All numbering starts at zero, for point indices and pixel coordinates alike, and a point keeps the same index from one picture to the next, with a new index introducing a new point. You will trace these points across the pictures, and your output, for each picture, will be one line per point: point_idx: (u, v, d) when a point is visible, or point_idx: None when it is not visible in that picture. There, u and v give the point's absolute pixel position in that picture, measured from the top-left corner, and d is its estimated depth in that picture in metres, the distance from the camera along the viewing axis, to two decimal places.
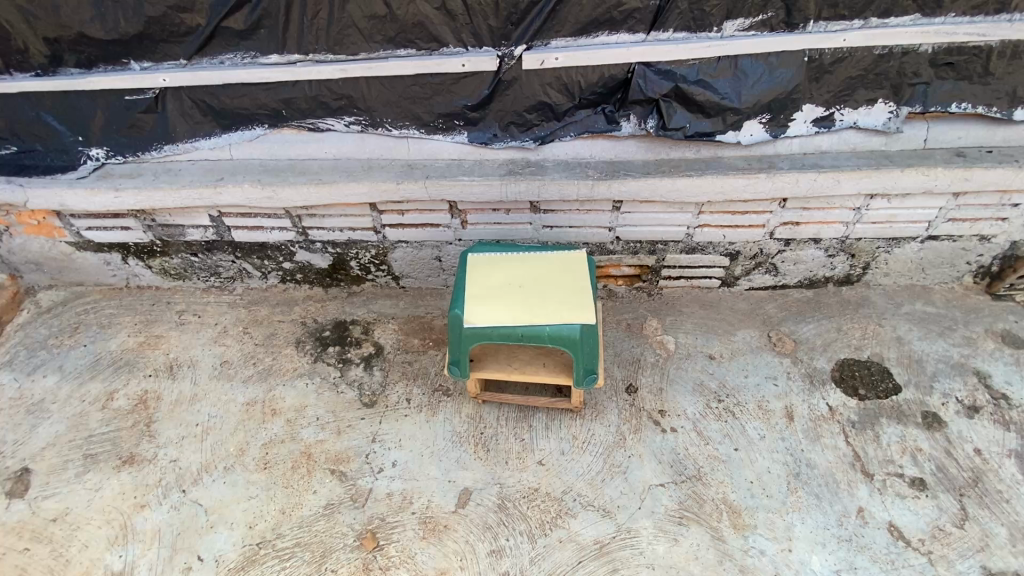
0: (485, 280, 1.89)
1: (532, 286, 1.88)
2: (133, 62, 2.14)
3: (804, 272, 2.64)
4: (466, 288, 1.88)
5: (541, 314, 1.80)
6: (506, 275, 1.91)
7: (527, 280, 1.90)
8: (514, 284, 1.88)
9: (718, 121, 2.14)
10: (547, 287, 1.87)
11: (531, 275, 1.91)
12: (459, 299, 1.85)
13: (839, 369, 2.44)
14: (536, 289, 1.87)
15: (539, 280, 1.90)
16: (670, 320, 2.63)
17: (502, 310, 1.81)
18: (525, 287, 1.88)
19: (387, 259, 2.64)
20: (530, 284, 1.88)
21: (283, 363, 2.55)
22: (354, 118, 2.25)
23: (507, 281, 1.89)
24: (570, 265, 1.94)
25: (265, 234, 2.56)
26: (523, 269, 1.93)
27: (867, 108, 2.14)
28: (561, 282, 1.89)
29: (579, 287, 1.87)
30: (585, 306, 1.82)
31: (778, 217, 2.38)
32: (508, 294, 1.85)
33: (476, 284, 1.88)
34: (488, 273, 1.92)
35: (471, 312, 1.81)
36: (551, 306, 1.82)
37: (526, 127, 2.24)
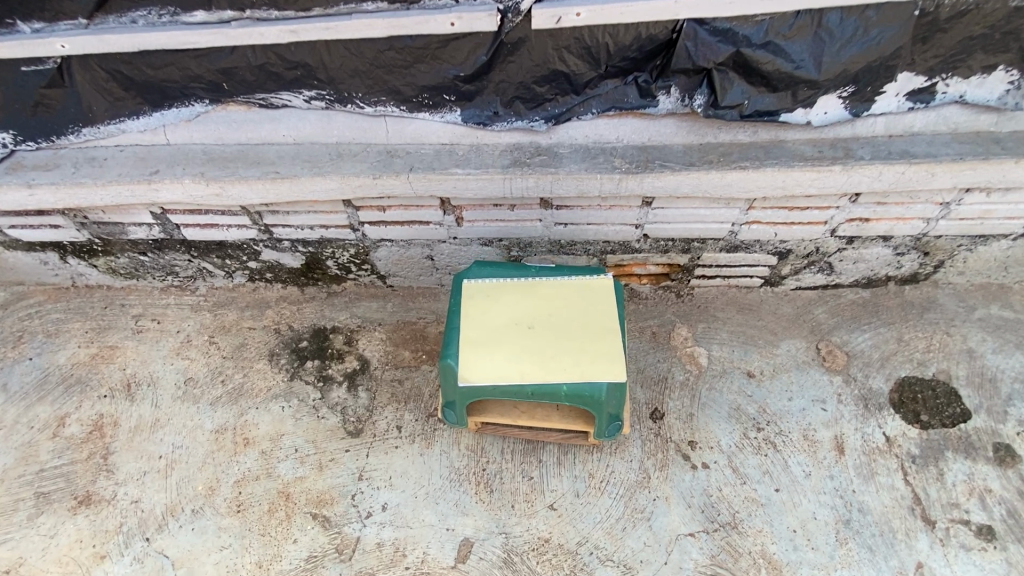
0: (481, 320, 1.50)
1: (543, 326, 1.49)
2: (21, 23, 1.64)
3: (863, 271, 2.23)
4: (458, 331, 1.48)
5: (557, 366, 1.43)
6: (509, 313, 1.52)
7: (537, 318, 1.51)
8: (522, 323, 1.50)
9: (786, 96, 1.64)
10: (563, 326, 1.49)
11: (541, 310, 1.52)
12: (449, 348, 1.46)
13: (898, 390, 2.10)
14: (549, 331, 1.48)
15: (553, 318, 1.50)
16: (702, 328, 2.25)
17: (507, 363, 1.43)
18: (535, 327, 1.49)
19: (369, 258, 2.22)
20: (540, 323, 1.50)
21: (255, 381, 2.23)
22: (315, 93, 1.75)
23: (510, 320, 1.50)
24: (595, 297, 1.53)
25: (221, 232, 2.13)
26: (530, 301, 1.53)
27: (981, 78, 1.64)
28: (582, 319, 1.50)
29: (605, 325, 1.48)
30: (614, 351, 1.44)
31: (844, 213, 1.93)
32: (512, 340, 1.47)
33: (470, 328, 1.49)
34: (484, 310, 1.52)
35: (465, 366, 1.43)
36: (569, 354, 1.44)
37: (535, 102, 1.73)
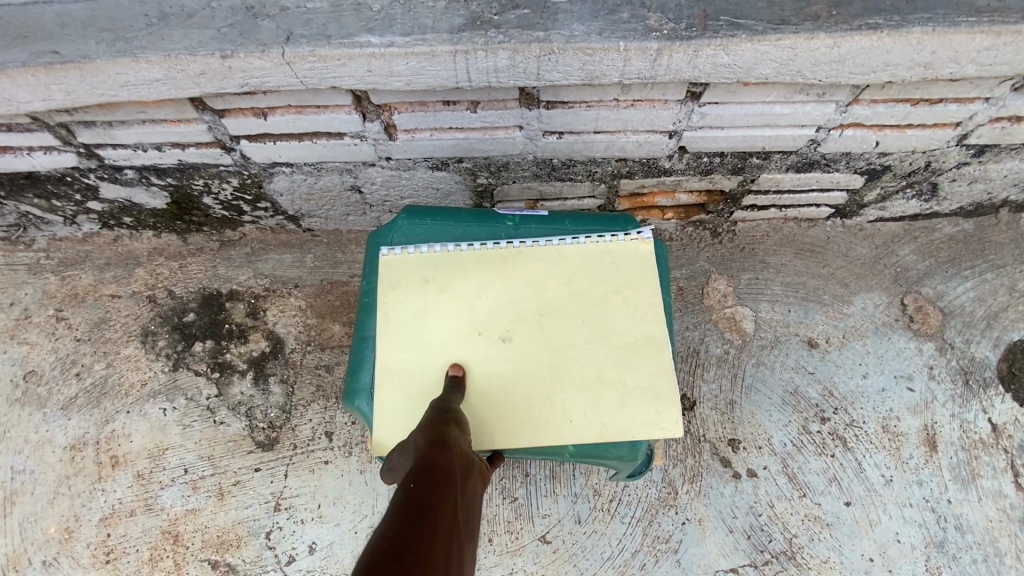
0: (435, 337, 1.08)
1: (528, 339, 1.08)
2: None
3: (974, 196, 1.59)
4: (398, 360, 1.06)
5: (559, 406, 1.04)
6: (475, 316, 1.09)
7: (518, 323, 1.09)
8: (495, 336, 1.08)
9: None
10: (559, 338, 1.08)
11: (524, 313, 1.09)
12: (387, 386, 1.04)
13: (1010, 360, 1.55)
14: (539, 345, 1.07)
15: (544, 324, 1.08)
16: (748, 280, 1.63)
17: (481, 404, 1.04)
18: (516, 342, 1.08)
19: (266, 192, 1.49)
20: (522, 335, 1.08)
21: (123, 375, 1.58)
22: None
23: (480, 332, 1.08)
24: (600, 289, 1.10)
25: (21, 160, 1.36)
26: (503, 298, 1.10)
27: None
28: (586, 326, 1.08)
29: (624, 334, 1.08)
30: (645, 378, 1.05)
31: (993, 109, 1.24)
32: (484, 364, 1.06)
33: (418, 346, 1.07)
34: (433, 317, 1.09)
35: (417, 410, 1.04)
36: (574, 385, 1.05)
37: None
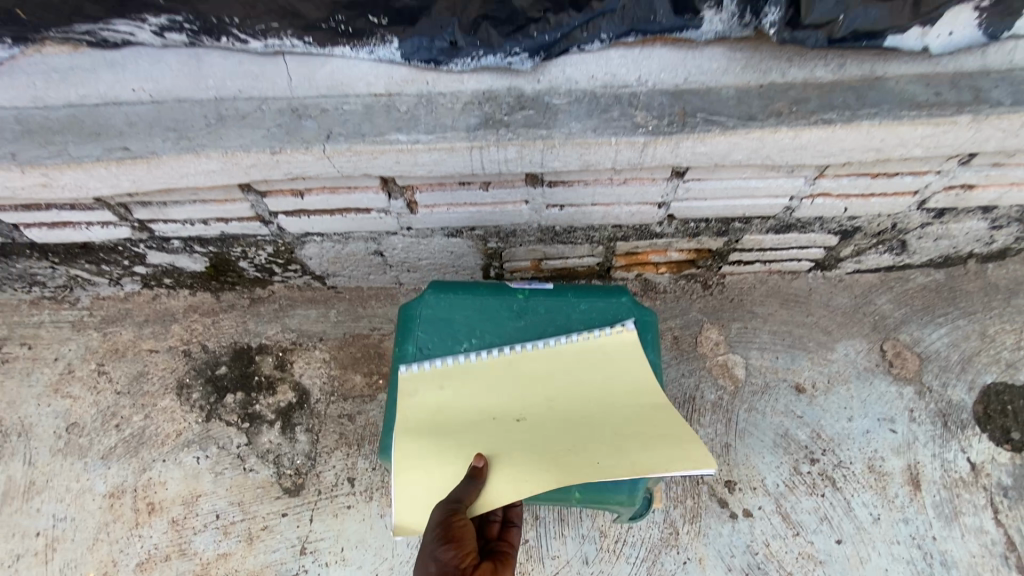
0: (453, 423, 1.18)
1: (539, 416, 1.18)
2: None
3: (941, 250, 1.74)
4: (418, 442, 1.14)
5: (579, 469, 1.08)
6: (490, 398, 1.20)
7: (528, 404, 1.19)
8: (510, 417, 1.18)
9: (903, 6, 1.04)
10: (568, 412, 1.18)
11: (533, 393, 1.20)
12: (408, 467, 1.13)
13: (985, 402, 1.67)
14: (550, 421, 1.17)
15: (552, 403, 1.19)
16: (737, 329, 1.76)
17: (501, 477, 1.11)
18: (528, 420, 1.17)
19: (296, 257, 1.64)
20: (533, 413, 1.18)
21: (159, 426, 1.70)
22: (165, 19, 1.09)
23: (494, 414, 1.18)
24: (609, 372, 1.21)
25: (80, 233, 1.52)
26: (515, 384, 1.21)
27: None
28: (593, 399, 1.19)
29: (632, 400, 1.18)
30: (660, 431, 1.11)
31: (945, 180, 1.40)
32: (503, 442, 1.14)
33: (438, 431, 1.16)
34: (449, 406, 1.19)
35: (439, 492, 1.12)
36: (590, 451, 1.11)
37: (514, 26, 1.08)
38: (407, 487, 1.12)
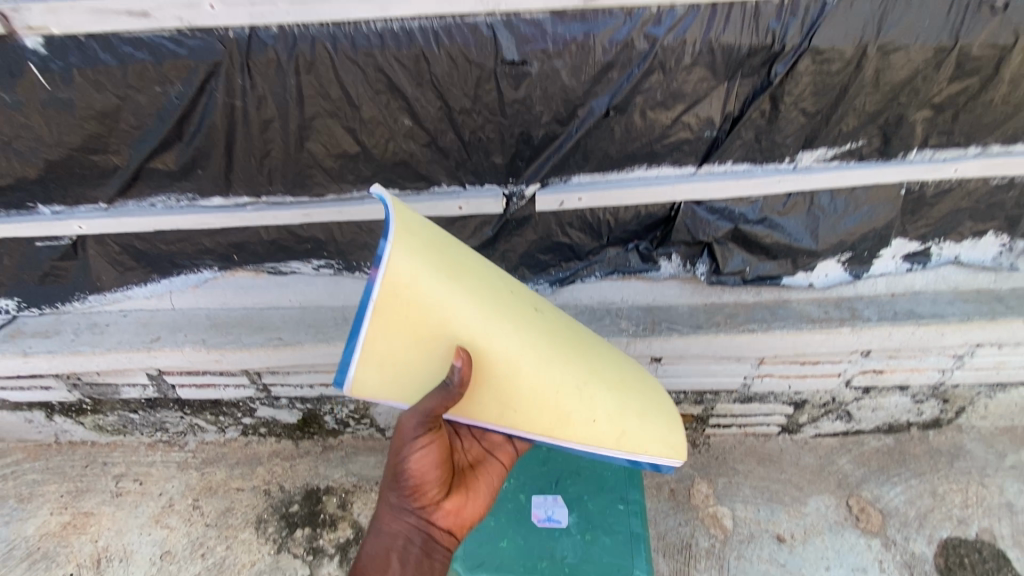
0: (459, 253, 1.02)
1: (555, 323, 1.14)
2: (44, 205, 1.64)
3: (882, 418, 2.15)
4: (424, 278, 0.93)
5: (596, 402, 1.07)
6: (508, 283, 1.11)
7: (553, 335, 1.09)
8: (531, 317, 1.08)
9: (786, 263, 1.67)
10: (580, 338, 1.18)
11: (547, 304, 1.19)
12: (412, 234, 0.94)
13: (944, 555, 1.92)
14: (570, 362, 1.08)
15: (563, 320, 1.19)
16: (723, 483, 2.11)
17: (501, 393, 1.04)
18: (546, 324, 1.10)
19: (370, 413, 2.13)
20: (552, 324, 1.13)
21: (237, 556, 2.03)
22: (324, 262, 1.77)
23: (514, 295, 1.09)
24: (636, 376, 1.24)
25: (217, 391, 2.07)
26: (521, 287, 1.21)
27: (973, 242, 1.69)
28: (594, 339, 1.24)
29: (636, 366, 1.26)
30: (663, 420, 1.16)
31: (857, 366, 1.90)
32: (530, 347, 1.03)
33: (453, 270, 0.97)
34: (471, 257, 1.07)
35: (411, 347, 0.97)
36: (604, 416, 1.07)
37: (540, 268, 1.73)
38: (401, 278, 0.91)
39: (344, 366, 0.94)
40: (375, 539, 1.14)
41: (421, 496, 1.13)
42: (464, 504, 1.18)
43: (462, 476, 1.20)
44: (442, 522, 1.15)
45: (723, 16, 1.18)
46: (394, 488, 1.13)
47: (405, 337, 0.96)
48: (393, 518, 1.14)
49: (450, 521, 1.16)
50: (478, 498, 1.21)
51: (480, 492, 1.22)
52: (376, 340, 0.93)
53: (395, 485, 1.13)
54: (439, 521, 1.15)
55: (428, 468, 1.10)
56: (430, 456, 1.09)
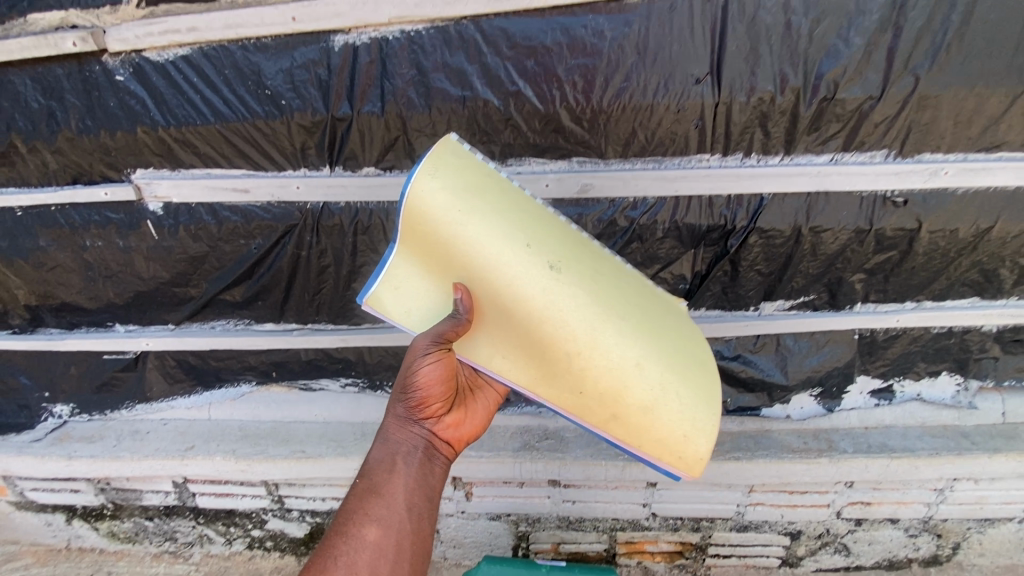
0: (492, 179, 1.11)
1: (574, 282, 1.09)
2: (119, 324, 1.89)
3: (881, 552, 2.17)
4: (430, 219, 1.07)
5: (601, 347, 1.08)
6: (532, 231, 1.09)
7: (551, 300, 1.07)
8: (538, 272, 1.08)
9: (763, 395, 1.88)
10: (602, 305, 1.09)
11: (581, 258, 1.12)
12: (444, 170, 1.07)
13: None
14: (561, 324, 1.08)
15: (597, 273, 1.11)
16: None
17: (488, 332, 1.15)
18: (554, 283, 1.08)
19: None
20: (569, 284, 1.08)
21: None
22: (351, 380, 2.01)
23: (529, 251, 1.08)
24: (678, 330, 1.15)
25: (235, 500, 2.19)
26: (567, 227, 1.15)
27: (930, 381, 1.89)
28: (632, 295, 1.14)
29: (671, 342, 1.12)
30: (645, 408, 1.08)
31: (844, 497, 2.00)
32: (545, 275, 1.08)
33: (478, 197, 1.08)
34: (498, 197, 1.09)
35: (419, 275, 1.16)
36: (573, 374, 1.10)
37: None
38: (423, 201, 1.06)
39: (367, 284, 1.17)
40: (382, 446, 1.27)
41: (425, 410, 1.27)
42: (460, 420, 1.35)
43: (460, 395, 1.36)
44: (441, 434, 1.31)
45: (685, 205, 1.51)
46: (400, 402, 1.27)
47: (418, 263, 1.15)
48: (398, 429, 1.28)
49: (449, 433, 1.33)
50: (474, 415, 1.37)
51: (474, 411, 1.38)
52: (403, 253, 1.15)
53: (402, 398, 1.27)
54: (439, 433, 1.31)
55: (433, 386, 1.22)
56: (437, 377, 1.21)
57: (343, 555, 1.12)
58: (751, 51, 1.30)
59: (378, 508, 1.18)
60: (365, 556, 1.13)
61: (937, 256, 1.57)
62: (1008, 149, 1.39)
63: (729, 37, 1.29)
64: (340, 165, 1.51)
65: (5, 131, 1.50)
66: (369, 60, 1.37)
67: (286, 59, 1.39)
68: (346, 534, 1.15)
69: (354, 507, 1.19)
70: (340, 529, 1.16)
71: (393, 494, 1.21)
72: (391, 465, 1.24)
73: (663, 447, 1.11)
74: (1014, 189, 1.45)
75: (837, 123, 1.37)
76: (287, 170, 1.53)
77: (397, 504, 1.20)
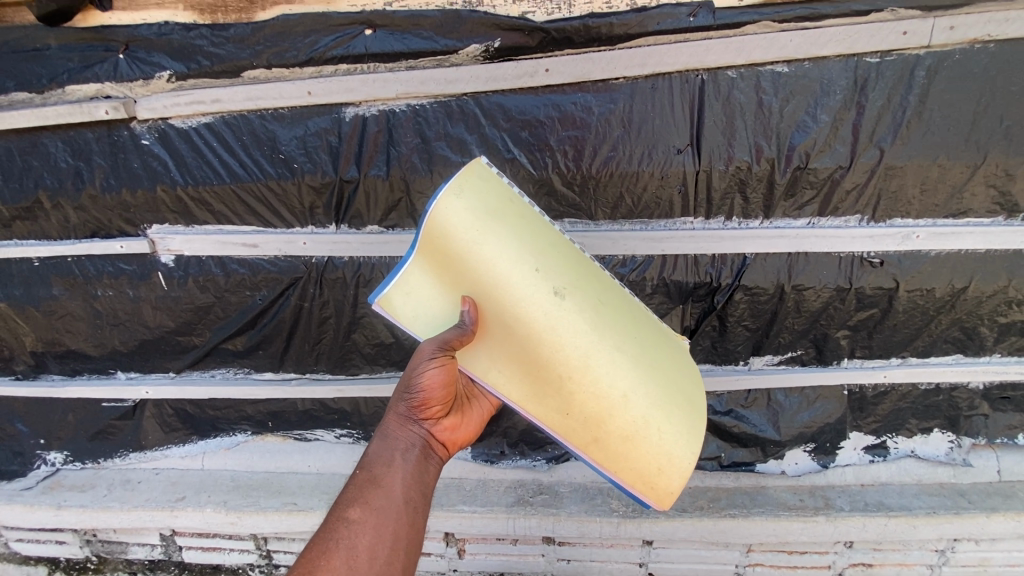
0: (511, 200, 1.10)
1: (577, 309, 1.09)
2: (120, 372, 1.93)
3: None
4: (445, 231, 1.05)
5: (593, 373, 1.09)
6: (542, 255, 1.09)
7: (552, 325, 1.07)
8: (542, 294, 1.07)
9: (757, 451, 1.89)
10: (600, 334, 1.10)
11: (586, 285, 1.12)
12: (467, 185, 1.05)
13: None
14: (558, 347, 1.08)
15: (599, 303, 1.12)
16: None
17: (488, 350, 1.13)
18: (557, 306, 1.08)
19: None
20: (572, 310, 1.08)
21: None
22: (346, 431, 2.02)
23: (537, 274, 1.07)
24: (668, 364, 1.17)
25: (222, 554, 2.14)
26: (577, 255, 1.15)
27: (923, 437, 1.89)
28: (630, 328, 1.14)
29: (661, 376, 1.14)
30: (626, 436, 1.10)
31: (844, 558, 1.96)
32: (550, 298, 1.07)
33: (495, 216, 1.06)
34: (514, 217, 1.08)
35: (427, 283, 1.11)
36: (565, 395, 1.10)
37: (538, 445, 1.97)
38: (441, 213, 1.04)
39: (379, 284, 1.11)
40: (382, 439, 1.18)
41: (426, 409, 1.20)
42: (459, 422, 1.28)
43: (459, 399, 1.30)
44: (441, 436, 1.24)
45: (671, 264, 1.58)
46: (401, 397, 1.19)
47: (428, 270, 1.11)
48: (398, 424, 1.19)
49: (447, 435, 1.25)
50: (472, 419, 1.31)
51: (472, 414, 1.32)
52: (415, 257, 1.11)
53: (404, 393, 1.18)
54: (438, 435, 1.23)
55: (438, 386, 1.15)
56: (444, 376, 1.13)
57: (343, 544, 1.01)
58: (727, 126, 1.41)
59: (379, 499, 1.09)
60: (367, 547, 1.03)
61: (917, 314, 1.62)
62: (974, 215, 1.48)
63: (706, 113, 1.41)
64: (345, 223, 1.60)
65: (32, 188, 1.60)
66: (377, 129, 1.49)
67: (300, 127, 1.51)
68: (344, 525, 1.04)
69: (352, 497, 1.08)
70: (336, 519, 1.05)
71: (395, 486, 1.12)
72: (392, 457, 1.15)
73: (640, 476, 1.12)
74: (982, 251, 1.53)
75: (812, 191, 1.46)
76: (295, 227, 1.62)
77: (400, 496, 1.11)
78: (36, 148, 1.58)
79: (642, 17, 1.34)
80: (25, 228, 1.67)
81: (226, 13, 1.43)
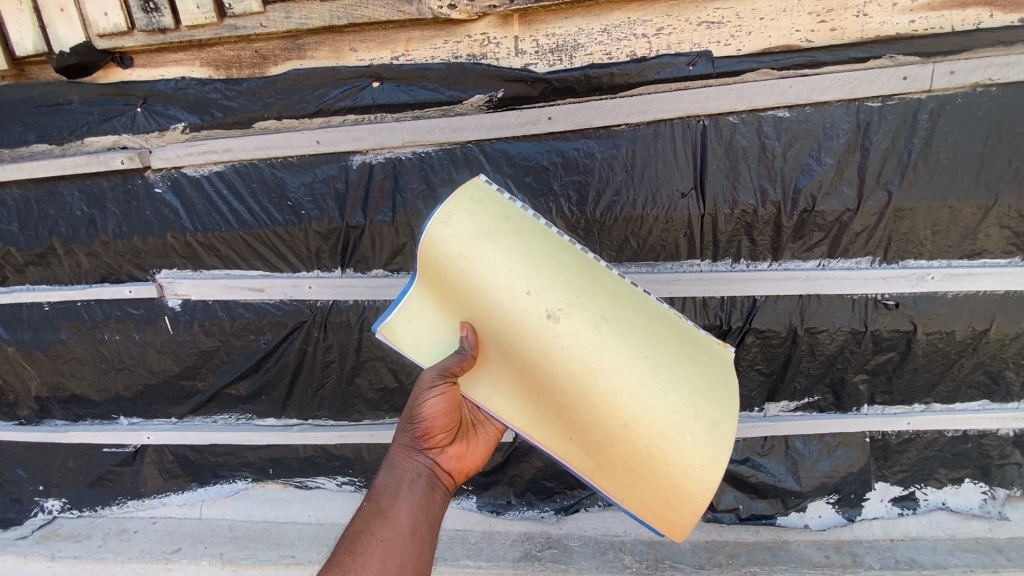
0: (506, 219, 1.04)
1: (576, 330, 0.99)
2: (123, 417, 1.91)
3: None
4: (436, 259, 1.03)
5: (593, 399, 0.99)
6: (536, 274, 1.00)
7: (546, 349, 0.99)
8: (533, 317, 1.00)
9: (777, 502, 1.79)
10: (602, 358, 0.98)
11: (588, 300, 1.00)
12: (455, 207, 1.03)
13: None
14: (553, 373, 1.00)
15: (604, 319, 1.00)
16: None
17: (489, 375, 1.09)
18: (550, 332, 0.99)
19: None
20: (568, 333, 0.99)
21: None
22: (348, 478, 1.96)
23: (527, 298, 1.00)
24: (694, 382, 1.00)
25: None
26: (582, 268, 1.04)
27: (954, 488, 1.78)
28: (643, 343, 1.00)
29: (682, 396, 0.99)
30: (631, 467, 1.00)
31: None
32: (541, 322, 0.99)
33: (485, 237, 1.01)
34: (506, 236, 1.02)
35: (429, 310, 1.10)
36: (565, 422, 1.03)
37: (545, 495, 1.89)
38: (430, 238, 1.02)
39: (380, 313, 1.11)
40: (388, 471, 1.13)
41: (431, 438, 1.15)
42: (466, 451, 1.21)
43: (464, 428, 1.23)
44: (448, 465, 1.18)
45: (680, 307, 1.55)
46: (404, 427, 1.15)
47: (428, 299, 1.10)
48: (403, 454, 1.15)
49: (454, 465, 1.19)
50: (478, 447, 1.24)
51: (480, 441, 1.25)
52: (414, 285, 1.11)
53: (407, 424, 1.14)
54: (444, 465, 1.17)
55: (441, 414, 1.11)
56: (446, 403, 1.10)
57: None
58: (731, 169, 1.41)
59: (385, 532, 1.04)
60: None
61: (937, 358, 1.56)
62: (989, 256, 1.45)
63: (709, 158, 1.41)
64: (351, 266, 1.60)
65: (47, 235, 1.64)
66: (384, 176, 1.52)
67: (309, 174, 1.54)
68: (348, 560, 1.00)
69: (357, 531, 1.04)
70: (342, 555, 1.01)
71: (401, 518, 1.07)
72: (398, 488, 1.10)
73: (651, 508, 1.03)
74: (1001, 293, 1.48)
75: (820, 233, 1.45)
76: (301, 271, 1.63)
77: (406, 528, 1.06)
78: (53, 197, 1.62)
79: (642, 67, 1.38)
80: (37, 273, 1.70)
81: (241, 68, 1.49)
